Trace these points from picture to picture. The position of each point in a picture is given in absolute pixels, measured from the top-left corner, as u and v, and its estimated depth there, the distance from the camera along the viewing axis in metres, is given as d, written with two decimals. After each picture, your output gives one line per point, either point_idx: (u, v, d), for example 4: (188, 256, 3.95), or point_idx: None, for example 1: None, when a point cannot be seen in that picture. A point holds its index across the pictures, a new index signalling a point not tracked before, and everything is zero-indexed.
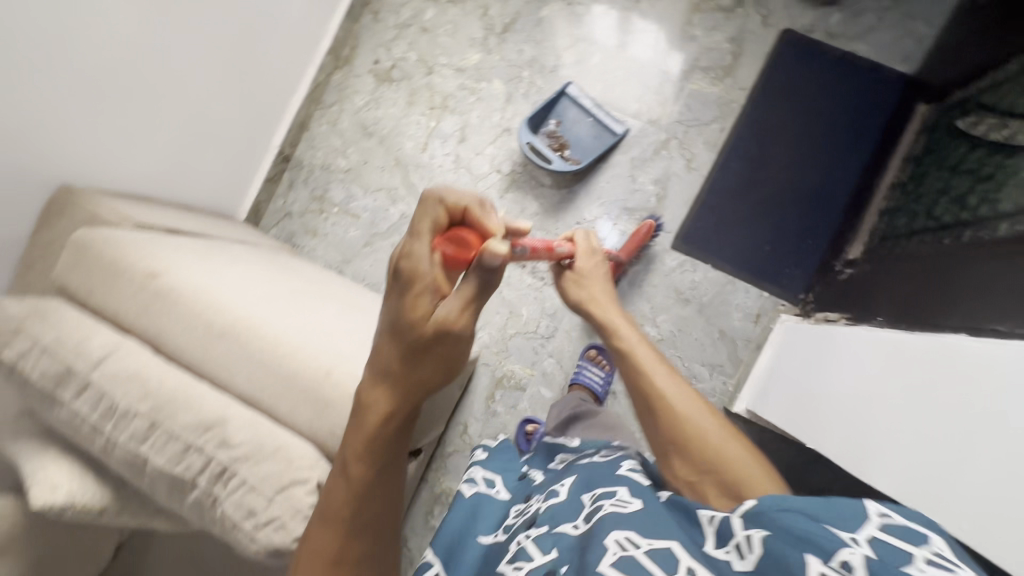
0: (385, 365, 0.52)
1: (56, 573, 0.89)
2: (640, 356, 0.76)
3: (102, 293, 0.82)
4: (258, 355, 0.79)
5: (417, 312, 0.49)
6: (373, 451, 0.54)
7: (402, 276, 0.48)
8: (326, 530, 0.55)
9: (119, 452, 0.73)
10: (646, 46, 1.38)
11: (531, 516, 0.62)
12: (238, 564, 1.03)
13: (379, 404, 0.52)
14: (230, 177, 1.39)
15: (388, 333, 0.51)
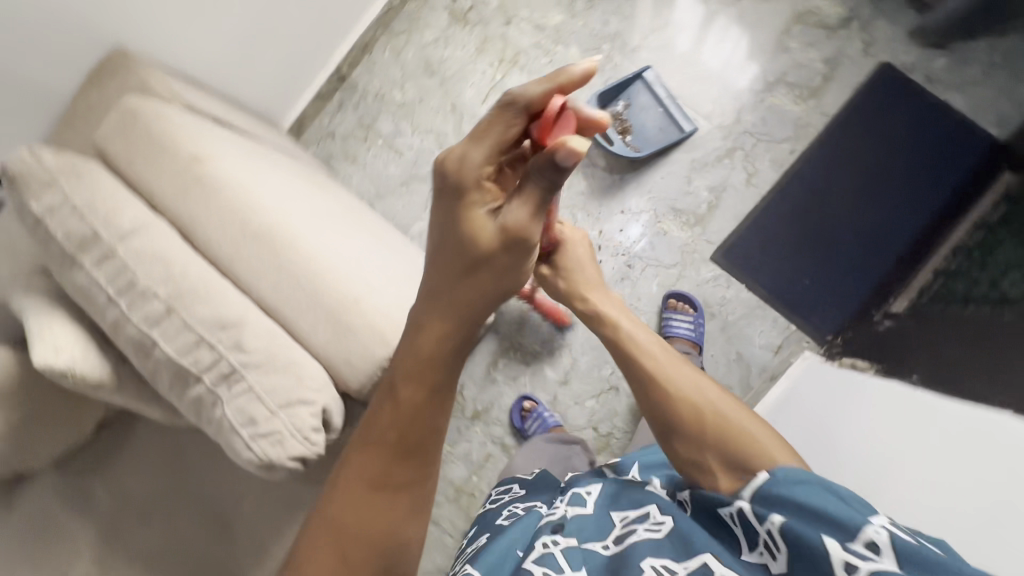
0: (436, 287, 0.56)
1: (40, 433, 0.89)
2: (634, 337, 0.77)
3: (141, 166, 0.79)
4: (286, 266, 0.75)
5: (475, 227, 0.53)
6: (420, 367, 0.57)
7: (456, 188, 0.53)
8: (370, 453, 0.58)
9: (130, 329, 0.72)
10: (737, 47, 1.31)
11: (558, 518, 0.70)
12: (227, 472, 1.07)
13: (429, 326, 0.56)
14: (283, 84, 1.34)
15: (443, 250, 0.55)
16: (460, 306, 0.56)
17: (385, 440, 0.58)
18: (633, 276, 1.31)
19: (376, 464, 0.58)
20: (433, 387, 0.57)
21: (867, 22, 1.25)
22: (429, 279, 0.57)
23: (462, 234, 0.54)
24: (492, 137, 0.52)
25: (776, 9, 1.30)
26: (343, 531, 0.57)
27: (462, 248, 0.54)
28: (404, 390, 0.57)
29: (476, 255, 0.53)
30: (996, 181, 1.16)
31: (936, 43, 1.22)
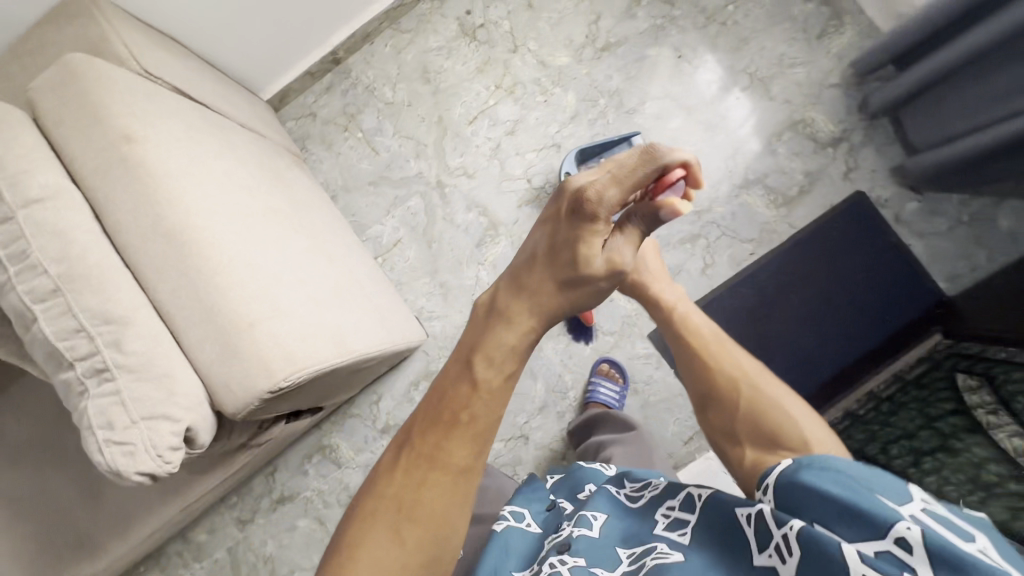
0: (527, 287, 0.58)
1: None
2: (705, 347, 0.77)
3: (72, 131, 0.77)
4: (192, 270, 0.74)
5: (588, 249, 0.56)
6: (498, 354, 0.57)
7: (587, 216, 0.55)
8: (440, 433, 0.55)
9: (13, 299, 0.69)
10: (727, 136, 1.31)
11: (563, 539, 0.64)
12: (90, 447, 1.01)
13: (517, 322, 0.57)
14: (270, 54, 1.30)
15: (548, 260, 0.58)
16: (553, 308, 0.58)
17: (462, 423, 0.55)
18: (570, 333, 1.33)
19: (448, 446, 0.55)
20: (510, 375, 0.57)
21: (855, 147, 1.28)
22: (523, 278, 0.58)
23: (576, 255, 0.56)
24: (635, 181, 0.55)
25: (774, 110, 1.30)
26: (404, 512, 0.54)
27: (570, 266, 0.56)
28: (483, 374, 0.56)
29: (582, 276, 0.56)
30: (926, 336, 1.18)
31: (911, 186, 1.24)
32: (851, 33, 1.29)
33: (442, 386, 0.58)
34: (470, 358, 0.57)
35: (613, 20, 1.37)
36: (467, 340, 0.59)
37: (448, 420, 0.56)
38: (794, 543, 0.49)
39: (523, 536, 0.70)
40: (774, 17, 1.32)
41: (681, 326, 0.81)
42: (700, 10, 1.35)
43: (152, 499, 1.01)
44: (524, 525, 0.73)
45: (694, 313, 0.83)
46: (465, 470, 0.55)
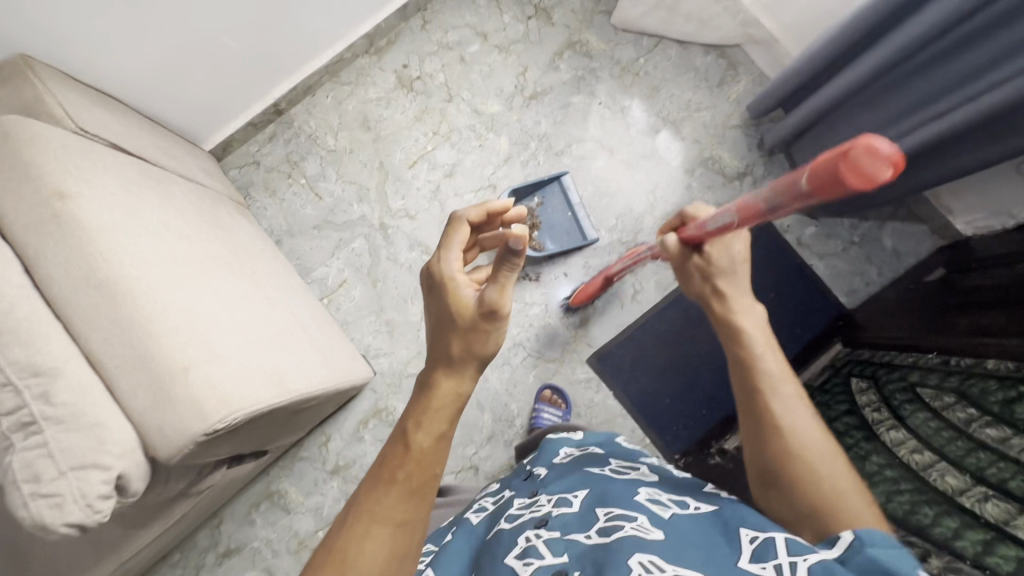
0: (436, 348, 0.69)
1: None
2: (777, 400, 0.68)
3: (3, 189, 0.79)
4: (125, 322, 0.76)
5: (455, 303, 0.69)
6: (433, 422, 0.66)
7: (437, 282, 0.70)
8: (380, 488, 0.62)
9: None
10: (647, 174, 1.44)
11: (541, 516, 0.68)
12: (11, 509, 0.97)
13: (441, 386, 0.67)
14: (213, 107, 1.35)
15: (438, 324, 0.70)
16: (462, 362, 0.67)
17: (398, 479, 0.62)
18: (513, 362, 1.39)
19: (386, 501, 0.61)
20: (441, 435, 0.65)
21: (758, 179, 1.43)
22: (432, 348, 0.70)
23: (449, 310, 0.69)
24: (458, 247, 0.73)
25: (686, 149, 1.45)
26: (348, 564, 0.58)
27: (451, 318, 0.69)
28: (416, 436, 0.64)
29: (461, 319, 0.68)
30: (830, 346, 1.32)
31: (809, 213, 1.40)
32: (745, 81, 1.47)
33: (383, 452, 0.65)
34: (406, 425, 0.66)
35: (539, 72, 1.50)
36: (407, 408, 0.67)
37: (387, 479, 0.63)
38: (804, 570, 0.50)
39: (500, 509, 0.78)
40: (680, 67, 1.48)
41: (756, 374, 0.70)
42: (615, 62, 1.49)
43: (82, 561, 0.97)
44: (503, 498, 0.82)
45: (773, 356, 0.72)
46: (402, 522, 0.61)
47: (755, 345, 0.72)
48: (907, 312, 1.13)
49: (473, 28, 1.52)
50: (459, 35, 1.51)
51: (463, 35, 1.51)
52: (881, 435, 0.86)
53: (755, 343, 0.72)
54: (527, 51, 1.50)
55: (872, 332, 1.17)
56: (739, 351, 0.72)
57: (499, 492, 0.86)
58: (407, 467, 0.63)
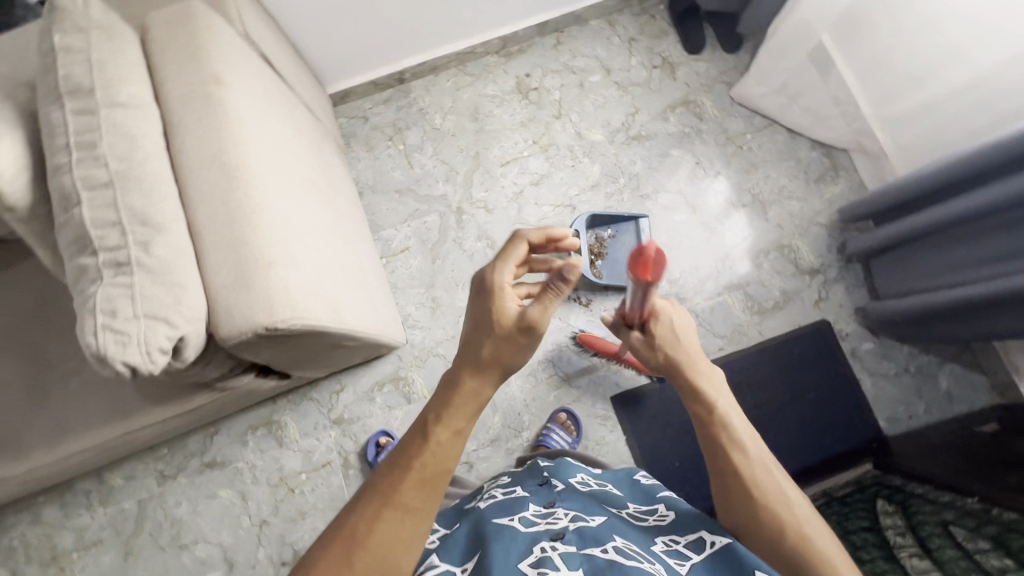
0: (468, 349, 0.70)
1: None
2: (734, 448, 0.71)
3: (168, 60, 0.87)
4: (230, 206, 0.81)
5: (501, 313, 0.70)
6: (453, 417, 0.66)
7: (487, 291, 0.70)
8: (396, 475, 0.62)
9: (66, 179, 0.76)
10: (721, 241, 1.46)
11: (558, 529, 0.67)
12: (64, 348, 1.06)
13: (466, 387, 0.67)
14: (348, 57, 1.45)
15: (475, 326, 0.71)
16: (490, 366, 0.68)
17: (415, 468, 0.63)
18: (539, 376, 1.39)
19: (401, 490, 0.61)
20: (458, 431, 0.66)
21: (829, 281, 1.43)
22: (465, 347, 0.70)
23: (489, 316, 0.70)
24: (514, 261, 0.73)
25: (766, 230, 1.46)
26: (356, 544, 0.58)
27: (492, 324, 0.69)
28: (435, 429, 0.65)
29: (499, 328, 0.69)
30: (858, 464, 1.28)
31: (871, 329, 1.39)
32: (843, 185, 1.49)
33: (403, 442, 0.65)
34: (427, 418, 0.66)
35: (647, 117, 1.55)
36: (429, 402, 0.67)
37: (402, 468, 0.63)
38: None
39: (510, 503, 0.77)
40: (783, 154, 1.51)
41: (713, 423, 0.72)
42: (723, 131, 1.53)
43: (99, 417, 1.04)
44: (514, 494, 0.80)
45: (725, 399, 0.75)
46: (414, 513, 0.61)
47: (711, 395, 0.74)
48: (953, 454, 1.09)
49: (600, 61, 1.59)
50: (585, 63, 1.59)
51: (588, 64, 1.59)
52: (901, 560, 0.83)
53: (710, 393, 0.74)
54: (643, 96, 1.56)
55: (908, 462, 1.13)
56: (699, 408, 0.74)
57: (510, 487, 0.84)
58: (423, 459, 0.63)
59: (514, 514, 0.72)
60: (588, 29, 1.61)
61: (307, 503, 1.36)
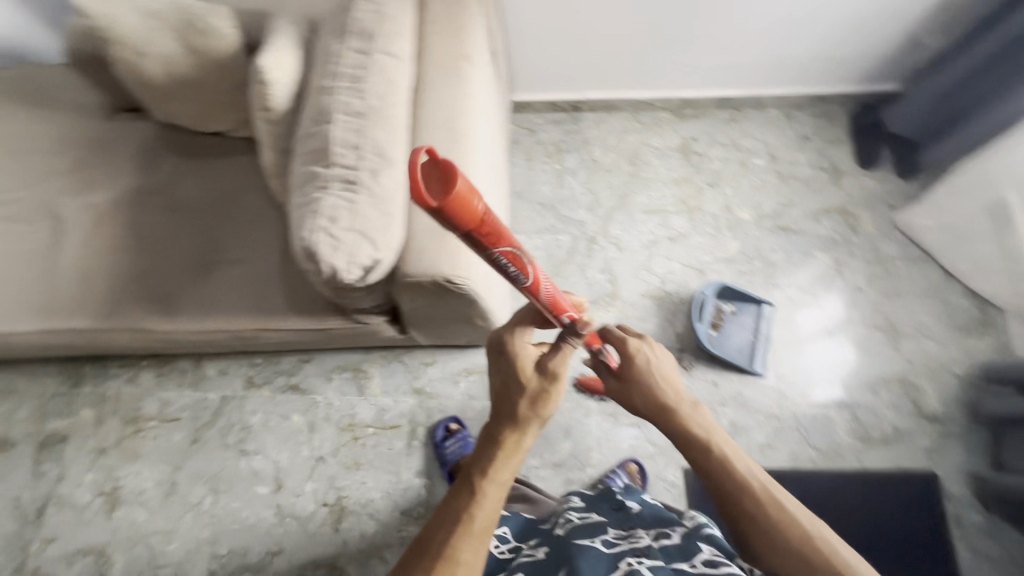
0: (500, 408, 0.74)
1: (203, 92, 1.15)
2: (735, 488, 0.72)
3: (433, 30, 0.98)
4: (447, 164, 0.89)
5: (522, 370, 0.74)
6: (495, 469, 0.71)
7: (507, 353, 0.75)
8: (449, 525, 0.68)
9: (328, 99, 0.88)
10: (843, 354, 1.41)
11: (642, 547, 0.74)
12: (238, 234, 1.20)
13: (507, 444, 0.73)
14: (541, 74, 1.57)
15: (501, 387, 0.75)
16: (524, 422, 0.73)
17: (467, 523, 0.68)
18: (619, 420, 1.38)
19: (454, 540, 0.67)
20: (503, 483, 0.71)
21: (949, 434, 1.33)
22: (496, 407, 0.75)
23: (515, 379, 0.73)
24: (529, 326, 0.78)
25: (895, 360, 1.39)
26: None
27: (517, 383, 0.73)
28: (483, 483, 0.71)
29: (526, 389, 0.73)
30: None
31: (983, 501, 1.28)
32: (991, 344, 1.39)
33: (451, 499, 0.71)
34: (473, 473, 0.72)
35: (800, 212, 1.54)
36: (473, 459, 0.73)
37: (453, 519, 0.69)
38: None
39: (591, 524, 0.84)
40: (932, 291, 1.45)
41: (710, 465, 0.75)
42: (875, 249, 1.50)
43: (243, 306, 1.14)
44: (591, 516, 0.87)
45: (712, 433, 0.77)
46: (466, 560, 0.66)
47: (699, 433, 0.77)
48: None
49: (768, 147, 1.62)
50: (753, 144, 1.63)
51: (755, 147, 1.62)
52: None
53: (698, 435, 0.77)
54: (802, 191, 1.56)
55: None
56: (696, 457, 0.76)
57: (586, 510, 0.90)
58: (472, 510, 0.69)
59: (597, 535, 0.79)
60: (765, 114, 1.65)
61: (365, 456, 1.40)
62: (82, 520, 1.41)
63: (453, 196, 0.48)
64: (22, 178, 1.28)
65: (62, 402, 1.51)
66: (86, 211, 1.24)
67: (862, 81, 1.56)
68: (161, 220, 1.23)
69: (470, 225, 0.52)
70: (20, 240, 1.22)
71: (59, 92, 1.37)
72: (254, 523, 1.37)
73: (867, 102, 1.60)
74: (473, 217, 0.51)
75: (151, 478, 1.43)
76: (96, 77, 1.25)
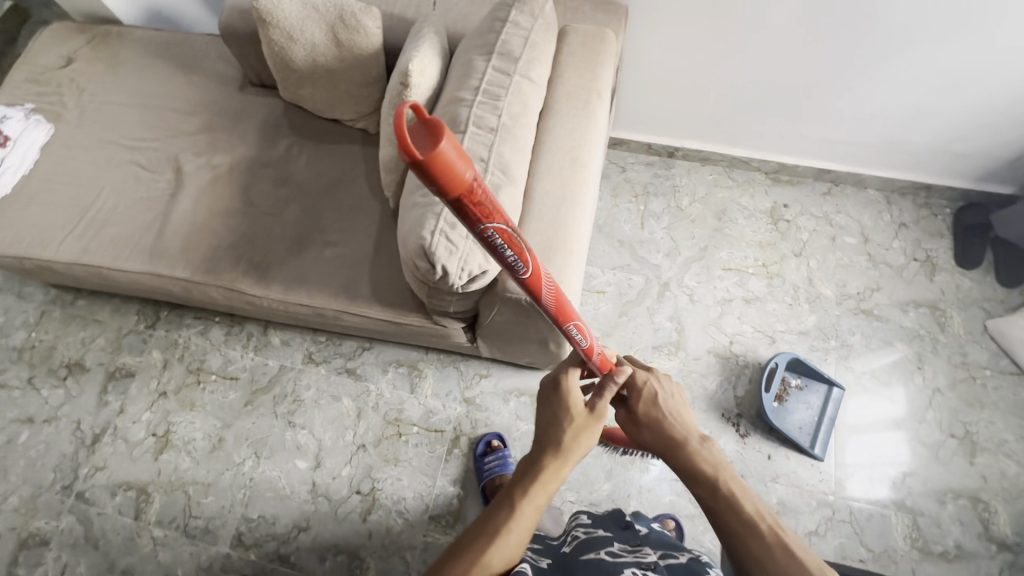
0: (544, 434, 0.80)
1: (337, 82, 1.23)
2: (745, 528, 0.71)
3: (569, 63, 1.02)
4: (563, 192, 0.92)
5: (568, 402, 0.80)
6: (535, 489, 0.75)
7: (555, 385, 0.81)
8: (487, 537, 0.70)
9: (463, 110, 0.91)
10: (912, 456, 1.33)
11: (649, 563, 0.72)
12: (339, 217, 1.26)
13: (546, 468, 0.77)
14: (645, 117, 1.59)
15: (545, 416, 0.81)
16: (565, 450, 0.78)
17: (503, 537, 0.70)
18: (663, 473, 1.35)
19: (491, 551, 0.69)
20: (540, 503, 0.75)
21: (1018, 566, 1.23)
22: (539, 433, 0.81)
23: (562, 412, 0.80)
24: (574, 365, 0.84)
25: (969, 474, 1.31)
26: None
27: (561, 412, 0.80)
28: (523, 500, 0.74)
29: (571, 421, 0.79)
30: None
31: None
32: None
33: (489, 512, 0.73)
34: (513, 490, 0.75)
35: (886, 300, 1.49)
36: (513, 479, 0.77)
37: (490, 531, 0.70)
38: None
39: (596, 538, 0.83)
40: (1020, 410, 1.36)
41: (721, 504, 0.75)
42: (962, 353, 1.42)
43: (330, 285, 1.19)
44: (597, 529, 0.86)
45: (728, 475, 0.78)
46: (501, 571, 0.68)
47: (713, 472, 0.78)
48: None
49: (861, 227, 1.58)
50: (846, 222, 1.59)
51: (848, 225, 1.59)
52: None
53: (712, 473, 0.78)
54: (891, 279, 1.51)
55: None
56: (710, 497, 0.77)
57: (591, 524, 0.89)
58: (509, 525, 0.71)
59: (602, 549, 0.78)
60: (863, 195, 1.62)
61: (405, 453, 1.42)
62: (131, 456, 1.47)
63: (437, 154, 0.43)
64: (160, 130, 1.40)
65: (136, 341, 1.60)
66: (207, 170, 1.34)
67: (974, 180, 1.51)
68: (271, 191, 1.31)
69: (459, 192, 0.47)
70: (147, 186, 1.34)
71: (202, 58, 1.50)
72: (287, 495, 1.40)
73: (976, 201, 1.54)
74: (463, 185, 0.46)
75: (201, 429, 1.49)
76: (241, 51, 1.35)
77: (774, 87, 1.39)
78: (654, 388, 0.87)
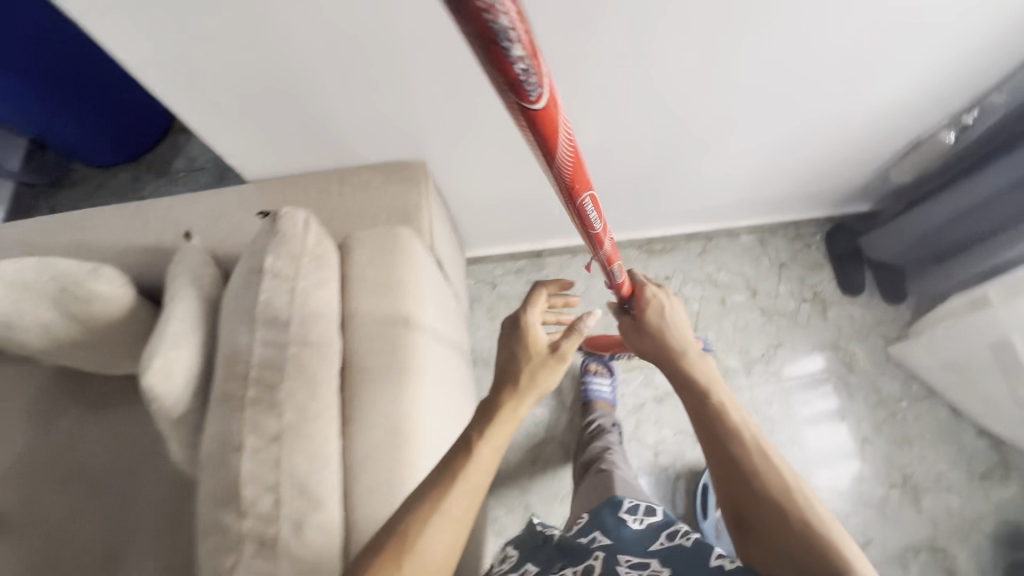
0: (506, 374, 0.79)
1: (98, 351, 0.97)
2: (723, 432, 0.66)
3: (363, 288, 0.84)
4: (394, 480, 0.74)
5: (532, 341, 0.81)
6: (495, 439, 0.72)
7: (517, 326, 0.82)
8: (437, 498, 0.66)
9: (232, 420, 0.71)
10: (863, 522, 1.26)
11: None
12: (157, 509, 1.01)
13: (507, 416, 0.74)
14: (496, 233, 1.44)
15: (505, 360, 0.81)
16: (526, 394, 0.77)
17: (463, 482, 0.67)
18: None
19: (450, 510, 0.65)
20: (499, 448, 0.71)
21: None
22: (500, 375, 0.79)
23: (524, 351, 0.80)
24: (540, 305, 0.86)
25: (920, 524, 1.25)
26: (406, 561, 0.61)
27: (523, 345, 0.80)
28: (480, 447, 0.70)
29: (532, 360, 0.79)
30: None
31: None
32: (1016, 491, 1.28)
33: (445, 461, 0.70)
34: (467, 438, 0.71)
35: (791, 353, 1.42)
36: (470, 424, 0.73)
37: (448, 476, 0.67)
38: None
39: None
40: (945, 433, 1.33)
41: (704, 408, 0.69)
42: (875, 389, 1.38)
43: None
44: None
45: (717, 383, 0.72)
46: (449, 546, 0.64)
47: (703, 376, 0.73)
48: None
49: (745, 280, 1.51)
50: (730, 278, 1.51)
51: (733, 280, 1.51)
52: None
53: (700, 377, 0.73)
54: (789, 329, 1.45)
55: None
56: (689, 400, 0.72)
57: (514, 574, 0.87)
58: (465, 474, 0.67)
59: None
60: (738, 242, 1.54)
61: None
62: None
63: None
64: None
65: None
66: None
67: (836, 206, 1.47)
68: (61, 495, 1.02)
69: None
70: None
71: None
72: None
73: (842, 223, 1.51)
74: None
75: None
76: None
77: (620, 189, 1.27)
78: (656, 302, 0.82)
